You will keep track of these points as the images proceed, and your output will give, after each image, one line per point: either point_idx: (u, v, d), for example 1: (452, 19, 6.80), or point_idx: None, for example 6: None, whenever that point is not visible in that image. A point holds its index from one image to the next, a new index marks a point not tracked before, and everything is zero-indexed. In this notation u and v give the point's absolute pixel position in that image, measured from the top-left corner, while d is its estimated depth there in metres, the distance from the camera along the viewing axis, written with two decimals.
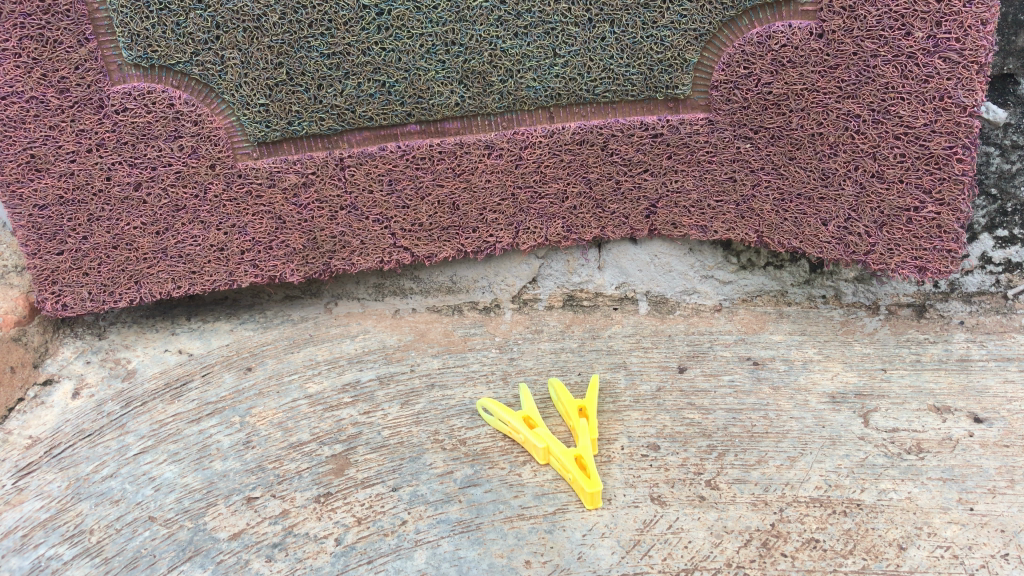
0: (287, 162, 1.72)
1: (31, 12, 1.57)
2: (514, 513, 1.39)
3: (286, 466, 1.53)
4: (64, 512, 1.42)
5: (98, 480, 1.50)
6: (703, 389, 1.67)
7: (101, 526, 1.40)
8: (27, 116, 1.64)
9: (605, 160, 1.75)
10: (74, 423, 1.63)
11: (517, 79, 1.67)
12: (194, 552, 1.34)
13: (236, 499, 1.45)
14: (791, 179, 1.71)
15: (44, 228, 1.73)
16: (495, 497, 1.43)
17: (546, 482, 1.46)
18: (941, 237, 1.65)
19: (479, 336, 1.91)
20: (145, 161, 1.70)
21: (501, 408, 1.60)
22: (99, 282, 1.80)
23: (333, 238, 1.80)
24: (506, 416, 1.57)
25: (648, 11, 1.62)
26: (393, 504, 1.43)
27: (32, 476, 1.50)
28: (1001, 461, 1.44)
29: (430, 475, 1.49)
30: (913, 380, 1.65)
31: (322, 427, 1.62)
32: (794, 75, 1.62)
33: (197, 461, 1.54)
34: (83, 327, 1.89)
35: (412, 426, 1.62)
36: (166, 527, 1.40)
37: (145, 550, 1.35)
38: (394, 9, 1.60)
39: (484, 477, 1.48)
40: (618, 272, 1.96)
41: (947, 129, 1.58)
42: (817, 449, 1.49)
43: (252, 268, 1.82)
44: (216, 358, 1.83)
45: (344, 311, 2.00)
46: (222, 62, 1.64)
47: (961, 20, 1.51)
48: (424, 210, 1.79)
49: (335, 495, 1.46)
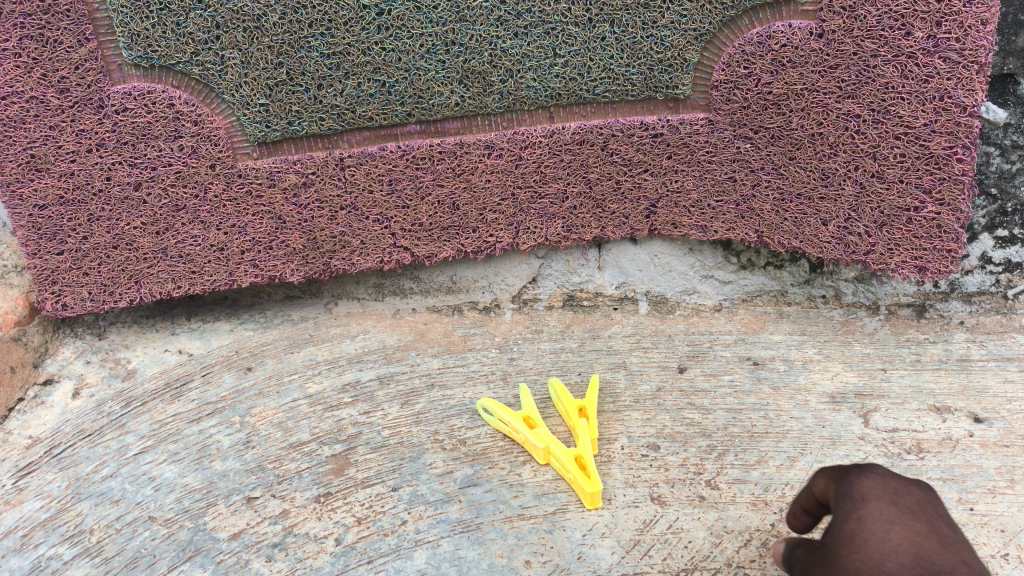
0: (287, 162, 1.72)
1: (31, 12, 1.57)
2: (514, 513, 1.40)
3: (286, 466, 1.54)
4: (64, 513, 1.43)
5: (98, 480, 1.50)
6: (703, 390, 1.67)
7: (101, 526, 1.41)
8: (27, 116, 1.64)
9: (605, 160, 1.74)
10: (74, 423, 1.63)
11: (517, 79, 1.67)
12: (194, 552, 1.36)
13: (237, 499, 1.46)
14: (792, 180, 1.71)
15: (43, 228, 1.72)
16: (495, 497, 1.44)
17: (546, 482, 1.46)
18: (942, 237, 1.65)
19: (479, 336, 1.91)
20: (145, 161, 1.70)
21: (501, 408, 1.59)
22: (99, 282, 1.79)
23: (333, 237, 1.79)
24: (506, 416, 1.57)
25: (648, 11, 1.62)
26: (393, 504, 1.44)
27: (32, 476, 1.51)
28: (1001, 461, 1.44)
29: (430, 475, 1.50)
30: (913, 380, 1.66)
31: (322, 427, 1.63)
32: (794, 75, 1.63)
33: (197, 461, 1.55)
34: (83, 327, 1.88)
35: (413, 426, 1.62)
36: (166, 527, 1.41)
37: (145, 550, 1.37)
38: (394, 9, 1.60)
39: (484, 476, 1.49)
40: (618, 272, 1.95)
41: (947, 129, 1.58)
42: (817, 449, 1.50)
43: (252, 268, 1.81)
44: (215, 358, 1.82)
45: (344, 311, 1.98)
46: (222, 62, 1.64)
47: (961, 19, 1.51)
48: (425, 210, 1.78)
49: (335, 495, 1.47)
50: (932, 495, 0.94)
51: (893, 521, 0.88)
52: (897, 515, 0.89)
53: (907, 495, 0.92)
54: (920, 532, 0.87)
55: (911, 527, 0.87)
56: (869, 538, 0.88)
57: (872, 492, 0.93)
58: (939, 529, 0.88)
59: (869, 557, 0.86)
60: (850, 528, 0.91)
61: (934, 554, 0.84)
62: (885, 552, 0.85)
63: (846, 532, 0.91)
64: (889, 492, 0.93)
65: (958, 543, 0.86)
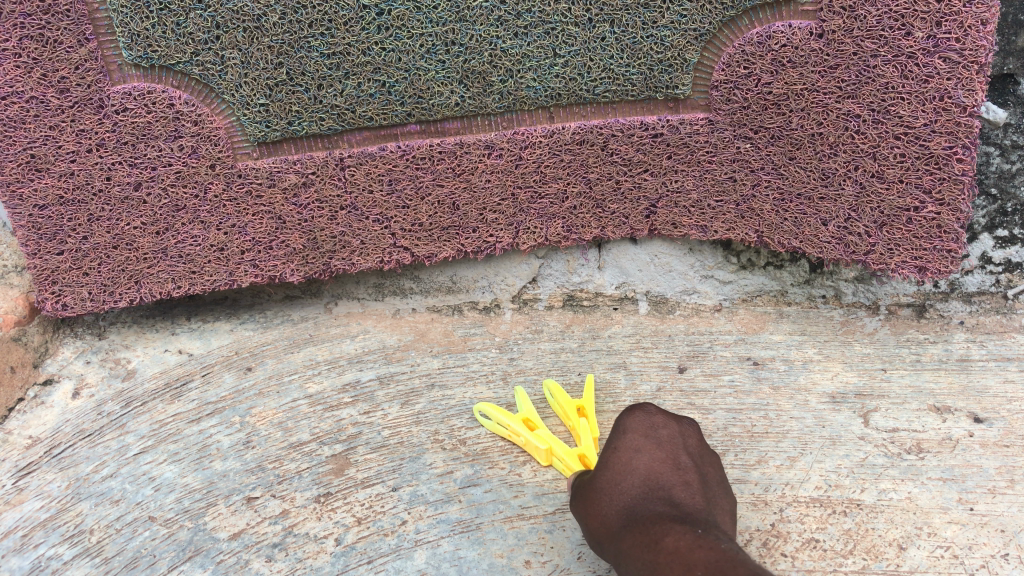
0: (287, 162, 1.71)
1: (31, 12, 1.57)
2: (514, 513, 1.52)
3: (286, 466, 1.61)
4: (64, 512, 1.49)
5: (98, 480, 1.55)
6: (702, 389, 1.70)
7: (101, 526, 1.48)
8: (27, 116, 1.63)
9: (605, 160, 1.73)
10: (74, 423, 1.64)
11: (517, 79, 1.67)
12: (194, 552, 1.46)
13: (237, 499, 1.54)
14: (791, 180, 1.70)
15: (44, 228, 1.71)
16: (496, 497, 1.55)
17: (546, 482, 1.57)
18: (941, 237, 1.65)
19: (479, 336, 1.88)
20: (145, 161, 1.69)
21: (499, 411, 1.65)
22: (99, 282, 1.76)
23: (333, 238, 1.76)
24: (506, 419, 1.62)
25: (648, 11, 1.62)
26: (393, 504, 1.54)
27: (32, 476, 1.54)
28: (1001, 461, 1.50)
29: (430, 475, 1.59)
30: (913, 380, 1.68)
31: (322, 427, 1.68)
32: (794, 75, 1.63)
33: (197, 461, 1.61)
34: (83, 327, 1.84)
35: (412, 426, 1.69)
36: (166, 527, 1.49)
37: (145, 551, 1.46)
38: (394, 9, 1.60)
39: (483, 476, 1.59)
40: (618, 272, 1.91)
41: (947, 129, 1.59)
42: (817, 448, 1.56)
43: (252, 269, 1.77)
44: (216, 358, 1.80)
45: (344, 311, 1.94)
46: (222, 62, 1.64)
47: (961, 19, 1.52)
48: (425, 210, 1.76)
49: (335, 495, 1.56)
50: (679, 430, 1.29)
51: (638, 449, 1.23)
52: (644, 444, 1.24)
53: (659, 429, 1.27)
54: (657, 458, 1.20)
55: (651, 452, 1.21)
56: (619, 458, 1.23)
57: (632, 427, 1.28)
58: (676, 454, 1.22)
59: (616, 475, 1.21)
60: (613, 452, 1.27)
61: (661, 473, 1.17)
62: (626, 470, 1.20)
63: (609, 458, 1.26)
64: (647, 427, 1.28)
65: (686, 467, 1.19)
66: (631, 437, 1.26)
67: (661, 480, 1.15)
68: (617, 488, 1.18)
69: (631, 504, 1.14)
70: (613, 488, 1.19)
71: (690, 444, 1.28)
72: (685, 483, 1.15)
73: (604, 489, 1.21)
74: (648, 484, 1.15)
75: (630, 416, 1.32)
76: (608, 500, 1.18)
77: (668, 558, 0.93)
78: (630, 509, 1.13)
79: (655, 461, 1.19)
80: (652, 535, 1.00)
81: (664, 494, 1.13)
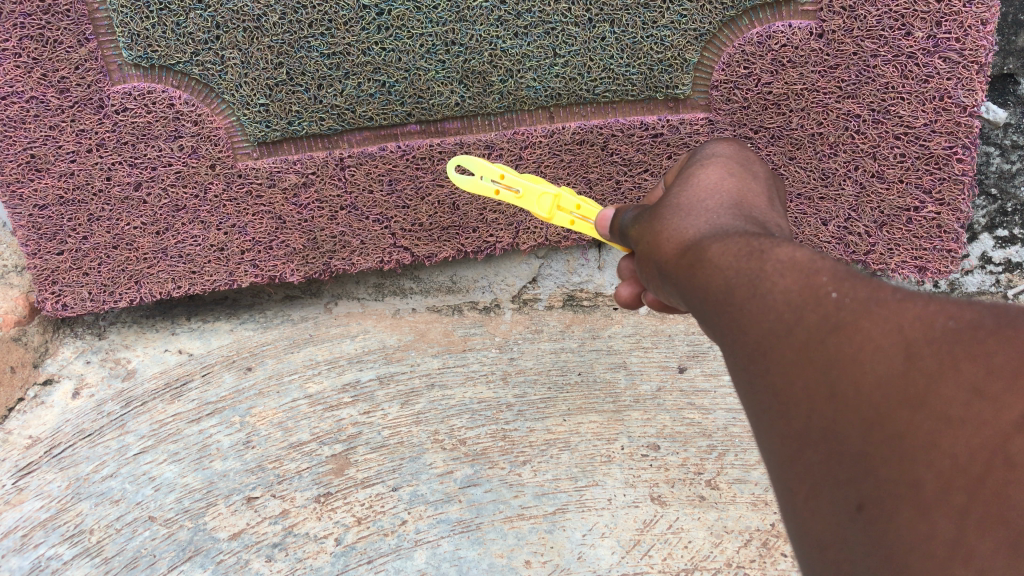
0: (287, 162, 1.71)
1: (31, 12, 1.58)
2: (514, 513, 1.62)
3: (286, 466, 1.66)
4: (64, 512, 1.56)
5: (98, 479, 1.61)
6: (703, 390, 1.76)
7: (101, 526, 1.56)
8: (27, 116, 1.63)
9: (605, 160, 1.72)
10: (75, 423, 1.66)
11: (517, 79, 1.66)
12: (194, 552, 1.55)
13: (236, 499, 1.61)
14: (791, 179, 1.69)
15: (44, 228, 1.70)
16: (495, 497, 1.64)
17: (546, 482, 1.66)
18: (941, 237, 1.68)
19: (479, 336, 1.86)
20: (145, 161, 1.69)
21: (484, 161, 1.23)
22: (99, 282, 1.74)
23: (333, 238, 1.75)
24: (493, 169, 1.22)
25: (648, 11, 1.62)
26: (393, 504, 1.63)
27: (32, 476, 1.59)
28: None
29: (430, 475, 1.66)
30: None
31: (322, 427, 1.71)
32: (794, 75, 1.63)
33: (197, 461, 1.65)
34: (83, 327, 1.80)
35: (412, 426, 1.72)
36: (165, 527, 1.57)
37: (145, 550, 1.55)
38: (394, 8, 1.61)
39: (483, 476, 1.66)
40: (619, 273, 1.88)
41: (947, 129, 1.60)
42: None
43: (253, 269, 1.77)
44: (216, 358, 1.79)
45: (344, 311, 1.89)
46: (222, 61, 1.64)
47: (961, 20, 1.54)
48: (425, 210, 1.75)
49: (335, 495, 1.64)
50: (774, 173, 1.08)
51: (730, 175, 1.00)
52: (737, 173, 1.01)
53: (754, 166, 1.05)
54: (749, 187, 0.98)
55: (743, 182, 0.99)
56: (701, 183, 0.99)
57: (724, 157, 1.05)
58: (769, 193, 1.01)
59: (700, 194, 0.96)
60: (689, 178, 1.03)
61: (753, 202, 0.95)
62: (713, 190, 0.96)
63: (690, 179, 1.02)
64: (740, 159, 1.05)
65: (777, 209, 0.99)
66: (716, 165, 1.03)
67: (753, 210, 0.93)
68: (700, 205, 0.93)
69: (717, 217, 0.89)
70: (693, 205, 0.94)
71: (778, 195, 1.07)
72: (777, 219, 0.95)
73: (681, 204, 0.95)
74: (739, 204, 0.93)
75: (720, 148, 1.09)
76: (685, 214, 0.92)
77: (785, 267, 0.71)
78: (713, 221, 0.88)
79: (748, 192, 0.97)
80: (756, 243, 0.76)
81: (757, 216, 0.91)
